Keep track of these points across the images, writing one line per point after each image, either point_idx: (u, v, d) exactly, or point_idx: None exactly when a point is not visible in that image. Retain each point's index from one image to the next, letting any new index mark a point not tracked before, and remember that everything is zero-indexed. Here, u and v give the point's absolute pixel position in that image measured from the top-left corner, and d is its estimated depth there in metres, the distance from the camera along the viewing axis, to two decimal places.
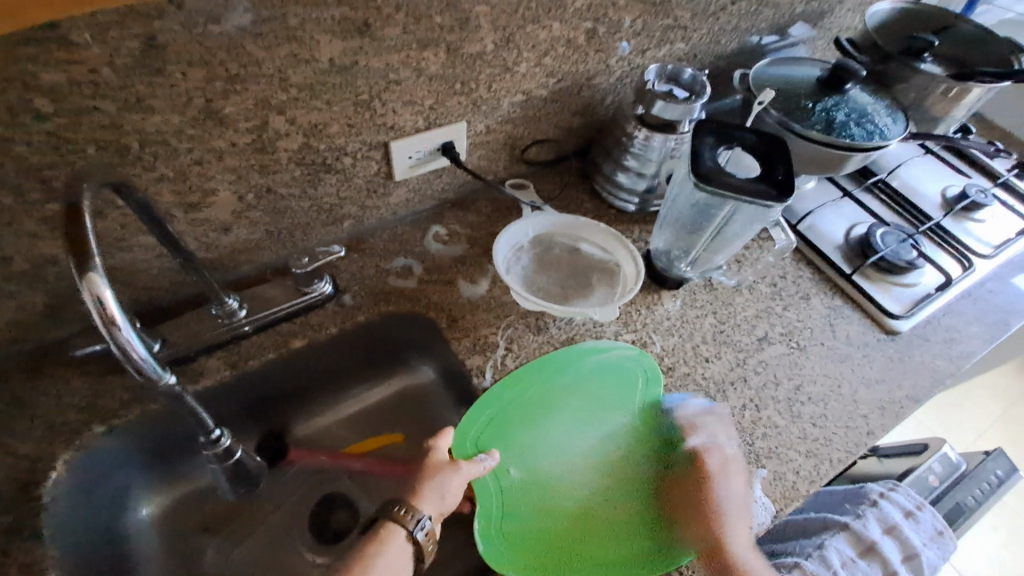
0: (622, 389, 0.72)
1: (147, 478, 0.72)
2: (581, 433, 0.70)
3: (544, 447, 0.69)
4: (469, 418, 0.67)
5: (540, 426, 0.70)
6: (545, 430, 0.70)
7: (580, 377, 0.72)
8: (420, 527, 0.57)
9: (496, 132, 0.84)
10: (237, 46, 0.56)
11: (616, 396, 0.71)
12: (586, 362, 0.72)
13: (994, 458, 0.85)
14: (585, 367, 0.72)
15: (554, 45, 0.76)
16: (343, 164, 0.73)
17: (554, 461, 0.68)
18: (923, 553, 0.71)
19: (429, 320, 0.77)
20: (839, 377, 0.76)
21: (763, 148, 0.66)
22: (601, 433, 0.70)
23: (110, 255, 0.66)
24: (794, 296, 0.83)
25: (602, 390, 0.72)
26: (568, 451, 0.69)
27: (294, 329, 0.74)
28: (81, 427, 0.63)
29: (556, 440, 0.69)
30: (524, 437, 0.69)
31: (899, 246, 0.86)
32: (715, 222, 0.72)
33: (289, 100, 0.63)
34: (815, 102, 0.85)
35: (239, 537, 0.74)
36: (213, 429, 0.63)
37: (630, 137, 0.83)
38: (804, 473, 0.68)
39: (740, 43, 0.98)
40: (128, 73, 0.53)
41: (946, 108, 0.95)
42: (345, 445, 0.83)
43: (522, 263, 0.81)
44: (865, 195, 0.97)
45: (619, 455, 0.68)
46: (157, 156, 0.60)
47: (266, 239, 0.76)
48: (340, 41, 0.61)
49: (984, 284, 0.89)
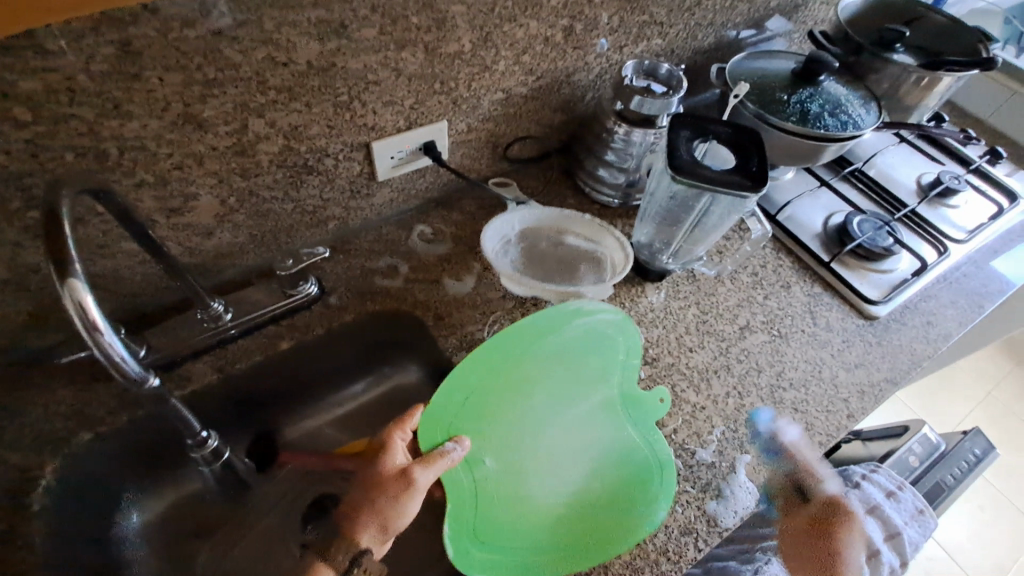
0: (596, 361, 0.73)
1: (136, 485, 0.72)
2: (553, 412, 0.70)
3: (515, 427, 0.69)
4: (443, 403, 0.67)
5: (511, 407, 0.70)
6: (516, 412, 0.69)
7: (558, 352, 0.73)
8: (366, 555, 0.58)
9: (477, 131, 0.84)
10: (213, 50, 0.56)
11: (589, 370, 0.72)
12: (565, 333, 0.74)
13: (972, 437, 0.87)
14: (559, 343, 0.73)
15: (532, 43, 0.77)
16: (326, 166, 0.74)
17: (528, 445, 0.68)
18: (903, 531, 0.72)
19: (416, 318, 0.78)
20: (819, 362, 0.78)
21: (737, 140, 0.68)
22: (572, 414, 0.70)
23: (93, 261, 0.66)
24: (774, 284, 0.85)
25: (575, 365, 0.73)
26: (539, 431, 0.69)
27: (281, 331, 0.74)
28: (68, 435, 0.63)
29: (528, 421, 0.69)
30: (498, 421, 0.69)
31: (875, 233, 0.88)
32: (694, 213, 0.73)
33: (269, 103, 0.63)
34: (790, 94, 0.86)
35: (231, 540, 0.74)
36: (201, 431, 0.65)
37: (610, 133, 0.84)
38: (787, 457, 0.69)
39: (717, 38, 0.99)
40: (105, 80, 0.53)
41: (918, 97, 0.97)
42: (335, 445, 0.83)
43: (510, 256, 0.82)
44: (842, 185, 0.99)
45: (589, 433, 0.69)
46: (137, 161, 0.61)
47: (250, 242, 0.77)
48: (317, 43, 0.61)
49: (959, 269, 0.91)
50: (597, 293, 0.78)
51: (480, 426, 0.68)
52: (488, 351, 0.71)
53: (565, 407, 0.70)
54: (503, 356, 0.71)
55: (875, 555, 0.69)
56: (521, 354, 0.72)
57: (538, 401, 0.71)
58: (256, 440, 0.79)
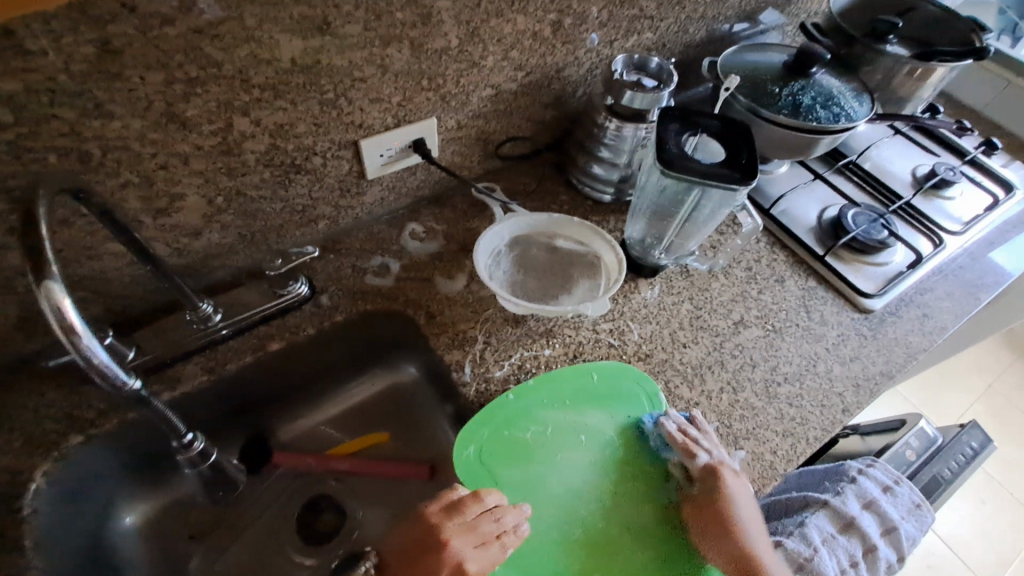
0: (623, 396, 0.71)
1: (128, 488, 0.71)
2: (606, 445, 0.68)
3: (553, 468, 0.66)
4: (470, 433, 0.67)
5: (566, 438, 0.68)
6: (569, 444, 0.68)
7: (587, 386, 0.71)
8: None
9: (467, 128, 0.84)
10: (195, 48, 0.56)
11: (617, 403, 0.70)
12: (595, 371, 0.72)
13: (969, 430, 0.86)
14: (586, 379, 0.71)
15: (520, 38, 0.76)
16: (314, 164, 0.73)
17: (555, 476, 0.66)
18: (901, 526, 0.72)
19: (407, 317, 0.78)
20: (814, 357, 0.77)
21: (727, 132, 0.67)
22: (601, 443, 0.68)
23: (79, 264, 0.66)
24: (768, 279, 0.84)
25: (604, 398, 0.71)
26: (588, 464, 0.67)
27: (272, 331, 0.74)
28: (56, 439, 0.63)
29: (579, 454, 0.67)
30: (525, 451, 0.67)
31: (870, 226, 0.87)
32: (685, 208, 0.73)
33: (253, 101, 0.63)
34: (782, 87, 0.85)
35: (224, 542, 0.74)
36: (187, 433, 0.63)
37: (601, 128, 0.83)
38: (781, 453, 0.69)
39: (709, 31, 0.99)
40: (86, 79, 0.53)
41: (912, 88, 0.96)
42: (330, 446, 0.83)
43: (502, 268, 0.81)
44: (837, 177, 0.98)
45: (634, 464, 0.67)
46: (121, 162, 0.60)
47: (239, 242, 0.76)
48: (300, 40, 0.60)
49: (955, 261, 0.91)
50: (593, 309, 0.74)
51: (532, 453, 0.67)
52: (550, 377, 0.71)
53: (619, 440, 0.68)
54: (570, 386, 0.71)
55: (871, 550, 0.69)
56: (588, 385, 0.71)
57: (595, 434, 0.69)
58: (249, 442, 0.79)
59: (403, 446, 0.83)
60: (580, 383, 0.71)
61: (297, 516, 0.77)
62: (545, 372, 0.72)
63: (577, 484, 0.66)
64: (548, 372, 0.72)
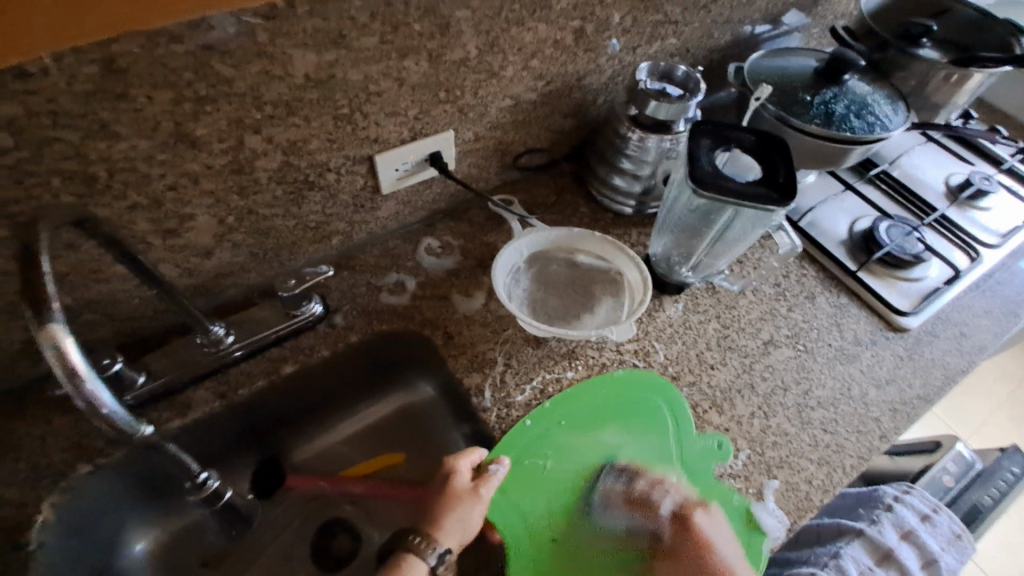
0: (645, 411, 0.69)
1: (138, 515, 0.69)
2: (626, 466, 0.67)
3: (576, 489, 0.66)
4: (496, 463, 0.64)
5: (589, 467, 0.67)
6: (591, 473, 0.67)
7: (607, 404, 0.69)
8: (439, 560, 0.58)
9: (485, 139, 0.81)
10: (205, 65, 0.53)
11: (639, 419, 0.69)
12: (613, 387, 0.70)
13: (1009, 455, 0.84)
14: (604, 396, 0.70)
15: (541, 47, 0.73)
16: (327, 181, 0.71)
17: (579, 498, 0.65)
18: (941, 558, 0.69)
19: (424, 337, 0.75)
20: (848, 379, 0.74)
21: (762, 148, 0.64)
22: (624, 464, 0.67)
23: (86, 286, 0.63)
24: (798, 295, 0.81)
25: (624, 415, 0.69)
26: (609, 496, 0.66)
27: (284, 353, 0.71)
28: (64, 468, 0.61)
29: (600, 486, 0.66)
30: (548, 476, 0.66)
31: (904, 240, 0.84)
32: (716, 226, 0.69)
33: (265, 118, 0.60)
34: (813, 94, 0.82)
35: (237, 570, 0.72)
36: (201, 472, 0.61)
37: (624, 139, 0.80)
38: (817, 483, 0.66)
39: (734, 35, 0.95)
40: (90, 100, 0.50)
41: (946, 94, 0.92)
42: (344, 467, 0.80)
43: (522, 285, 0.78)
44: (867, 187, 0.95)
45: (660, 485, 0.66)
46: (128, 183, 0.58)
47: (250, 261, 0.74)
48: (314, 55, 0.58)
49: (992, 276, 0.87)
50: (619, 332, 0.71)
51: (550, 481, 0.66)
52: (571, 401, 0.69)
53: (643, 468, 0.67)
54: (592, 413, 0.69)
55: None
56: (606, 403, 0.69)
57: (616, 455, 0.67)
58: (261, 465, 0.77)
59: (420, 468, 0.80)
60: (602, 408, 0.69)
61: (312, 540, 0.76)
62: (566, 391, 0.69)
63: (600, 517, 0.65)
64: (568, 391, 0.69)
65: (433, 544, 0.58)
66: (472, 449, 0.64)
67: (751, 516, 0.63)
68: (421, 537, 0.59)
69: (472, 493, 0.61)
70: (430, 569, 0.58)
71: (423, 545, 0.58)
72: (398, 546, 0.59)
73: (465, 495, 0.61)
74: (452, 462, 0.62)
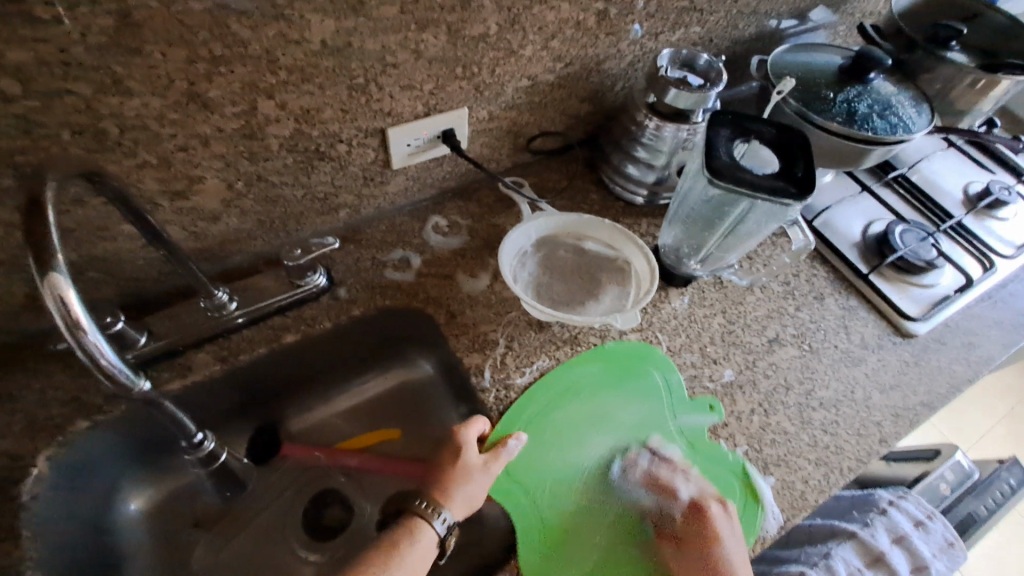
0: (632, 377, 0.71)
1: (135, 474, 0.70)
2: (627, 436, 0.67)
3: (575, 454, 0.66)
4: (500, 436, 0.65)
5: (596, 448, 0.67)
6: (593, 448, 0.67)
7: (593, 376, 0.71)
8: (442, 522, 0.59)
9: (499, 119, 0.80)
10: (220, 25, 0.52)
11: (628, 386, 0.70)
12: (597, 360, 0.72)
13: (1008, 467, 0.82)
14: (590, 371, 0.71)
15: (562, 27, 0.72)
16: (338, 152, 0.70)
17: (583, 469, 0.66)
18: (933, 564, 0.69)
19: (427, 315, 0.75)
20: (852, 382, 0.73)
21: (783, 141, 0.63)
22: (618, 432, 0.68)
23: (92, 244, 0.63)
24: (807, 295, 0.80)
25: (613, 384, 0.70)
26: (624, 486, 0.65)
27: (287, 323, 0.71)
28: (64, 423, 0.61)
29: (616, 468, 0.65)
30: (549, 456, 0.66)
31: (919, 245, 0.82)
32: (728, 219, 0.68)
33: (278, 83, 0.59)
34: (836, 91, 0.80)
35: (231, 533, 0.73)
36: (196, 434, 0.62)
37: (641, 127, 0.79)
38: (813, 482, 0.65)
39: (758, 28, 0.93)
40: (103, 53, 0.50)
41: (973, 100, 0.90)
42: (341, 440, 0.81)
43: (528, 269, 0.78)
44: (884, 191, 0.93)
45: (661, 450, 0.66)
46: (138, 141, 0.57)
47: (257, 228, 0.73)
48: (332, 21, 0.57)
49: (1005, 287, 0.86)
50: (624, 321, 0.71)
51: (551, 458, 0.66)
52: (570, 380, 0.70)
53: (645, 445, 0.67)
54: (590, 391, 0.70)
55: None
56: (594, 374, 0.71)
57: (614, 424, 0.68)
58: (258, 433, 0.77)
59: (416, 445, 0.80)
60: (610, 389, 0.70)
61: (305, 510, 0.76)
62: (554, 369, 0.70)
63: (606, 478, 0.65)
64: (557, 371, 0.70)
65: (440, 513, 0.59)
66: (477, 419, 0.64)
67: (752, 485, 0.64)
68: (428, 503, 0.60)
69: (481, 468, 0.61)
70: (438, 536, 0.59)
71: (430, 510, 0.59)
72: (407, 512, 0.60)
73: (474, 469, 0.61)
74: (462, 432, 0.62)
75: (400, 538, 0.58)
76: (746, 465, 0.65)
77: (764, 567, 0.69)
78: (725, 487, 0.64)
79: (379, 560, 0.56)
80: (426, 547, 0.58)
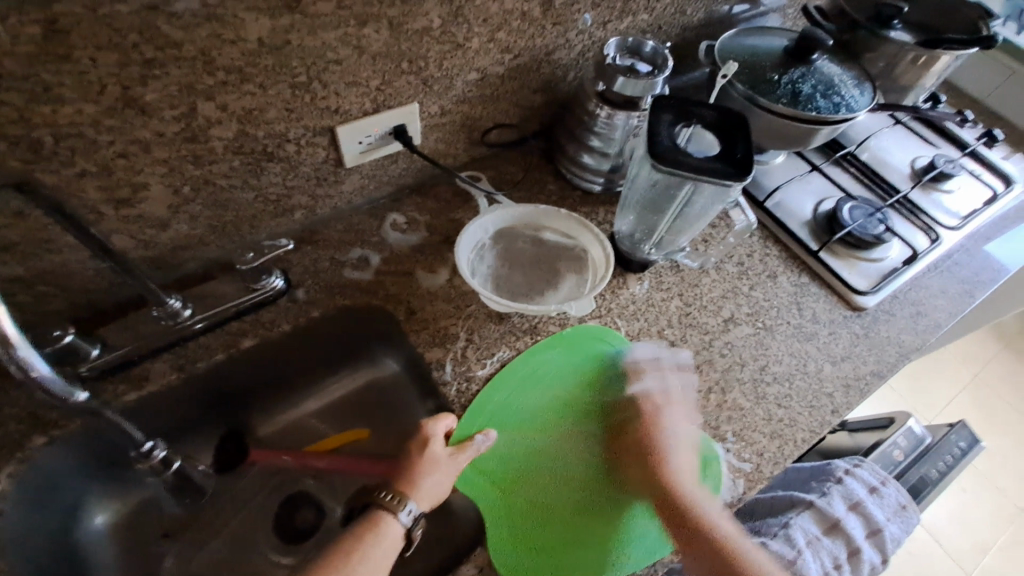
0: (590, 361, 0.72)
1: (98, 487, 0.69)
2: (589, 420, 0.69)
3: (539, 442, 0.67)
4: (463, 430, 0.66)
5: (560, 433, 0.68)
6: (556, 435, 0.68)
7: (552, 363, 0.72)
8: (407, 513, 0.59)
9: (452, 113, 0.80)
10: (150, 26, 0.51)
11: (586, 370, 0.71)
12: (554, 346, 0.72)
13: (957, 430, 0.86)
14: (550, 358, 0.72)
15: (508, 18, 0.72)
16: (287, 152, 0.69)
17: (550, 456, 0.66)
18: (886, 528, 0.71)
19: (387, 312, 0.75)
20: (805, 356, 0.75)
21: (723, 124, 0.64)
22: (580, 417, 0.69)
23: (37, 257, 0.62)
24: (760, 275, 0.82)
25: (573, 369, 0.71)
26: (592, 472, 0.66)
27: (245, 327, 0.71)
28: (18, 440, 0.60)
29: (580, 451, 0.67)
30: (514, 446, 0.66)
31: (866, 220, 0.85)
32: (677, 203, 0.70)
33: (217, 85, 0.59)
34: (781, 74, 0.82)
35: (200, 542, 0.72)
36: (145, 442, 0.62)
37: (592, 116, 0.80)
38: (768, 455, 0.67)
39: (707, 13, 0.94)
40: (30, 61, 0.49)
41: (915, 77, 0.93)
42: (308, 442, 0.80)
43: (486, 262, 0.78)
44: (833, 169, 0.96)
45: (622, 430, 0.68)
46: (75, 150, 0.56)
47: (209, 233, 0.72)
48: (267, 19, 0.56)
49: (951, 257, 0.89)
50: (580, 308, 0.72)
51: (516, 448, 0.66)
52: (530, 368, 0.71)
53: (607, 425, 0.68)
54: (551, 378, 0.71)
55: (855, 553, 0.68)
56: (552, 360, 0.72)
57: (575, 409, 0.69)
58: (224, 440, 0.76)
59: (385, 442, 0.81)
60: (570, 373, 0.71)
61: (275, 514, 0.76)
62: (513, 360, 0.71)
63: (572, 462, 0.66)
64: (517, 361, 0.71)
65: (407, 505, 0.59)
66: (445, 414, 0.65)
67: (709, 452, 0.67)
68: (394, 496, 0.60)
69: (447, 459, 0.62)
70: (403, 528, 0.59)
71: (396, 502, 0.59)
72: (371, 506, 0.60)
73: (440, 463, 0.62)
74: (429, 426, 0.63)
75: (366, 532, 0.58)
76: (709, 441, 0.67)
77: None
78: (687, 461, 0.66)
79: (342, 553, 0.56)
80: (392, 540, 0.58)
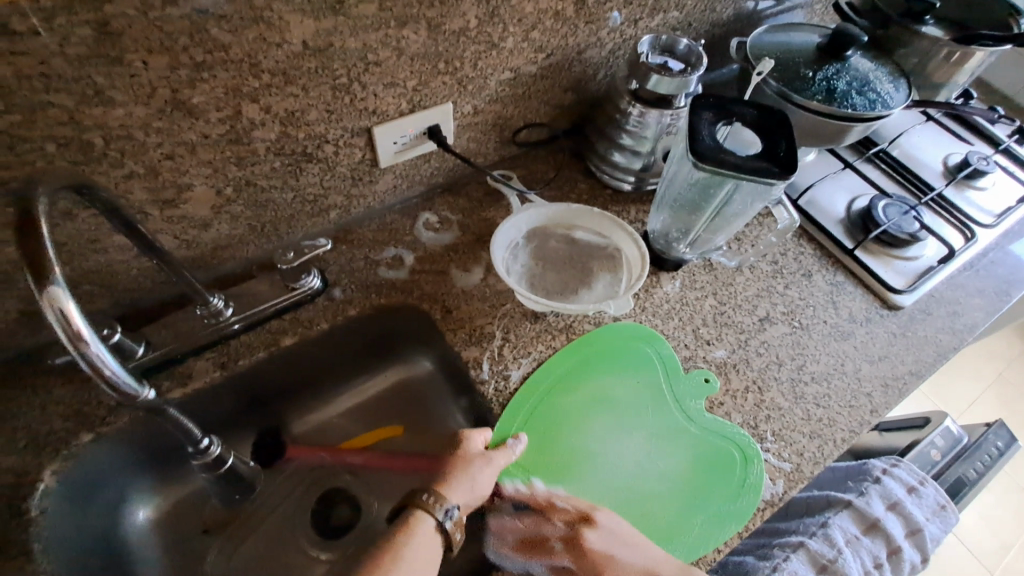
0: (631, 356, 0.72)
1: (141, 483, 0.70)
2: (631, 414, 0.69)
3: (580, 435, 0.68)
4: (505, 423, 0.67)
5: (600, 425, 0.68)
6: (597, 428, 0.68)
7: (592, 356, 0.72)
8: (448, 517, 0.59)
9: (484, 113, 0.80)
10: (200, 30, 0.52)
11: (626, 364, 0.72)
12: (596, 340, 0.73)
13: (995, 430, 0.86)
14: (591, 351, 0.72)
15: (542, 18, 0.72)
16: (325, 153, 0.70)
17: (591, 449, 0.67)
18: (926, 527, 0.71)
19: (423, 311, 0.75)
20: (842, 356, 0.75)
21: (764, 122, 0.64)
22: (621, 411, 0.69)
23: (84, 257, 0.63)
24: (795, 273, 0.81)
25: (613, 363, 0.72)
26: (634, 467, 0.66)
27: (284, 326, 0.72)
28: (67, 436, 0.62)
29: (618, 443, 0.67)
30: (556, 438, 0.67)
31: (902, 218, 0.84)
32: (715, 201, 0.69)
33: (262, 87, 0.59)
34: (815, 71, 0.81)
35: (240, 537, 0.73)
36: (202, 438, 0.63)
37: (624, 114, 0.79)
38: (808, 454, 0.67)
39: (736, 10, 0.93)
40: (83, 64, 0.49)
41: (949, 73, 0.92)
42: (344, 438, 0.81)
43: (520, 261, 0.78)
44: (865, 166, 0.95)
45: (664, 425, 0.68)
46: (124, 152, 0.57)
47: (248, 233, 0.73)
48: (312, 22, 0.57)
49: (986, 255, 0.87)
50: (618, 307, 0.71)
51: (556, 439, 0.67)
52: (571, 361, 0.71)
53: (647, 419, 0.69)
54: (592, 372, 0.71)
55: (896, 552, 0.68)
56: (592, 354, 0.72)
57: (616, 402, 0.70)
58: (261, 437, 0.77)
59: (419, 440, 0.81)
60: (610, 367, 0.72)
61: (313, 510, 0.77)
62: (554, 354, 0.71)
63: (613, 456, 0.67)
64: (558, 355, 0.71)
65: (443, 503, 0.59)
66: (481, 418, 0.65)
67: (751, 452, 0.66)
68: (430, 495, 0.60)
69: (484, 458, 0.63)
70: (442, 529, 0.59)
71: (433, 502, 0.59)
72: (408, 505, 0.60)
73: (475, 460, 0.62)
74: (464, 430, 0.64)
75: (403, 532, 0.58)
76: (753, 444, 0.67)
77: (763, 538, 0.70)
78: (729, 459, 0.66)
79: (381, 555, 0.56)
80: (428, 538, 0.58)
